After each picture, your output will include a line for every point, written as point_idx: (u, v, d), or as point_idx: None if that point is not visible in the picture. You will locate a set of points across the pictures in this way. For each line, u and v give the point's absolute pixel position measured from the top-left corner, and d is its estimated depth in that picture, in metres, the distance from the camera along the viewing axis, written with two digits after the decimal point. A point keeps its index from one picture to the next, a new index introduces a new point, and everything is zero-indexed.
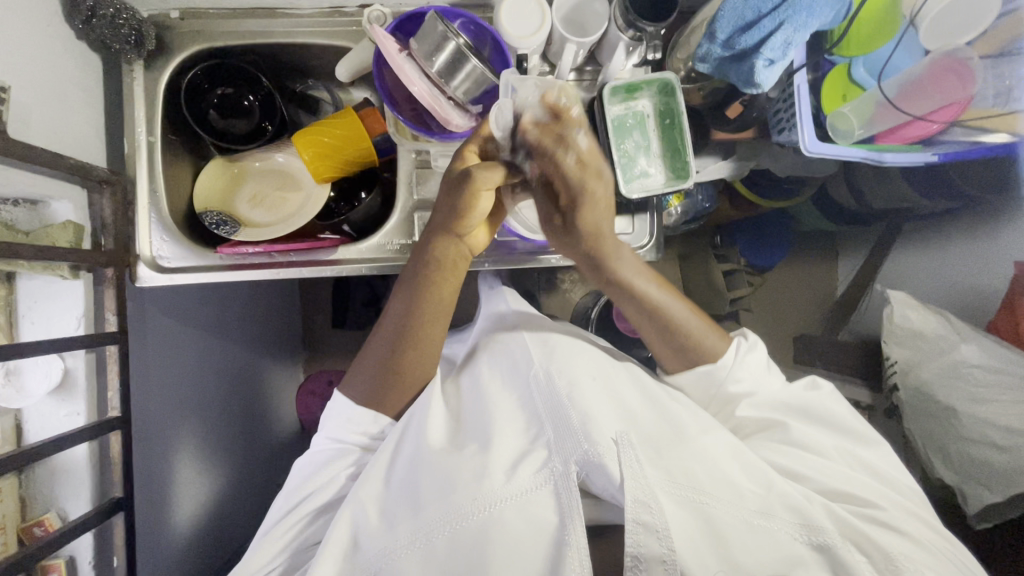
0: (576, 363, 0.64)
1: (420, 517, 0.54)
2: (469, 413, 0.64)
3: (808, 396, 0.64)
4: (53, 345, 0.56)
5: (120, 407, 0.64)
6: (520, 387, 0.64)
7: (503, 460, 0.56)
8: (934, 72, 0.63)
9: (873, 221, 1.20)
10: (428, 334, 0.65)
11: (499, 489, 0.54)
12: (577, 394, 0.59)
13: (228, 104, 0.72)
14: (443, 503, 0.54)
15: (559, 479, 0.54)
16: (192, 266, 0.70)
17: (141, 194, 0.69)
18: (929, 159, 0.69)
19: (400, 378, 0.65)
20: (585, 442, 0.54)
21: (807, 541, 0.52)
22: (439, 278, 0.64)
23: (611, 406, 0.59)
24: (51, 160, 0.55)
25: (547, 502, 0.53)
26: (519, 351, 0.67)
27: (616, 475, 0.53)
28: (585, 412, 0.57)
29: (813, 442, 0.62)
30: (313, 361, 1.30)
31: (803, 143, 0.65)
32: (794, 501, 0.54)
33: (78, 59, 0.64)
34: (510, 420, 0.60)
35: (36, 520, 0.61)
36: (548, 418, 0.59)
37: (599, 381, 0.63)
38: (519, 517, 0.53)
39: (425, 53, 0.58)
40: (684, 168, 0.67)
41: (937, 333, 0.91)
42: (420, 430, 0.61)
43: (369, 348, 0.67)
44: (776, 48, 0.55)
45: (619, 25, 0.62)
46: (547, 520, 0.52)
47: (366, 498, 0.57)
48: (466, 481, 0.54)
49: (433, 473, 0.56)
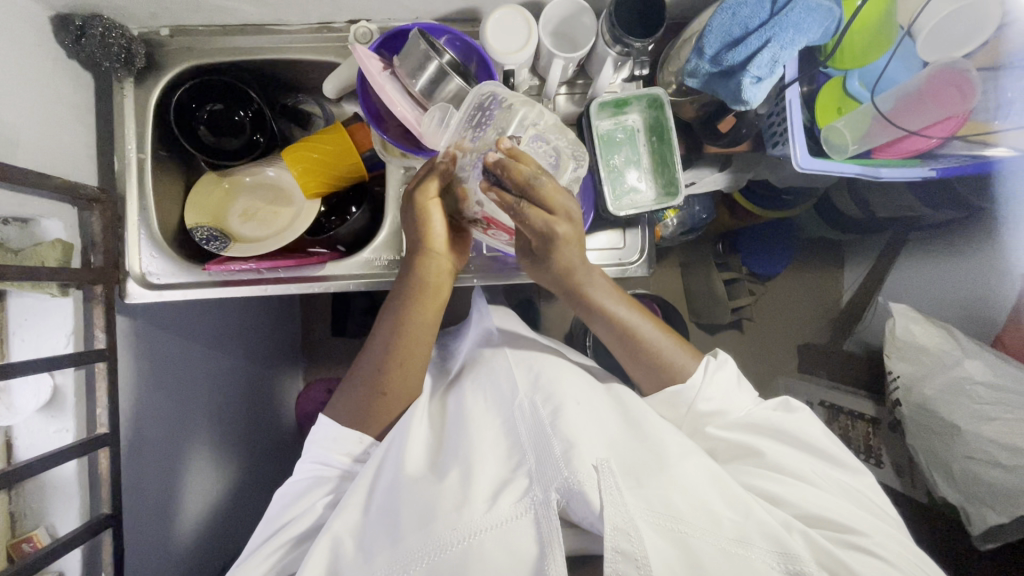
0: (560, 387, 0.64)
1: (398, 547, 0.52)
2: (450, 439, 0.64)
3: (780, 419, 0.63)
4: (40, 364, 0.56)
5: (108, 423, 0.65)
6: (504, 412, 0.64)
7: (484, 490, 0.55)
8: (934, 84, 0.61)
9: (878, 230, 1.18)
10: (412, 354, 0.66)
11: (478, 520, 0.52)
12: (560, 419, 0.59)
13: (219, 121, 0.73)
14: (422, 533, 0.52)
15: (539, 508, 0.51)
16: (180, 282, 0.70)
17: (132, 210, 0.69)
18: (928, 173, 0.66)
19: (379, 407, 0.66)
20: (564, 469, 0.53)
21: (784, 571, 0.49)
22: (424, 296, 0.65)
23: (596, 431, 0.59)
24: (37, 180, 0.56)
25: (526, 531, 0.50)
26: (505, 376, 0.68)
27: (596, 502, 0.50)
28: (567, 440, 0.56)
29: (788, 465, 0.60)
30: (313, 369, 1.31)
31: (796, 159, 0.64)
32: (771, 530, 0.51)
33: (68, 78, 0.64)
34: (493, 447, 0.60)
35: (24, 536, 0.62)
36: (530, 447, 0.58)
37: (584, 407, 0.62)
38: (499, 547, 0.50)
39: (407, 72, 0.58)
40: (673, 183, 0.66)
41: (941, 348, 0.89)
42: (398, 458, 0.61)
43: (353, 378, 0.68)
44: (763, 66, 0.53)
45: (606, 40, 0.61)
46: (528, 550, 0.49)
47: (343, 529, 0.57)
48: (448, 511, 0.53)
49: (412, 502, 0.55)
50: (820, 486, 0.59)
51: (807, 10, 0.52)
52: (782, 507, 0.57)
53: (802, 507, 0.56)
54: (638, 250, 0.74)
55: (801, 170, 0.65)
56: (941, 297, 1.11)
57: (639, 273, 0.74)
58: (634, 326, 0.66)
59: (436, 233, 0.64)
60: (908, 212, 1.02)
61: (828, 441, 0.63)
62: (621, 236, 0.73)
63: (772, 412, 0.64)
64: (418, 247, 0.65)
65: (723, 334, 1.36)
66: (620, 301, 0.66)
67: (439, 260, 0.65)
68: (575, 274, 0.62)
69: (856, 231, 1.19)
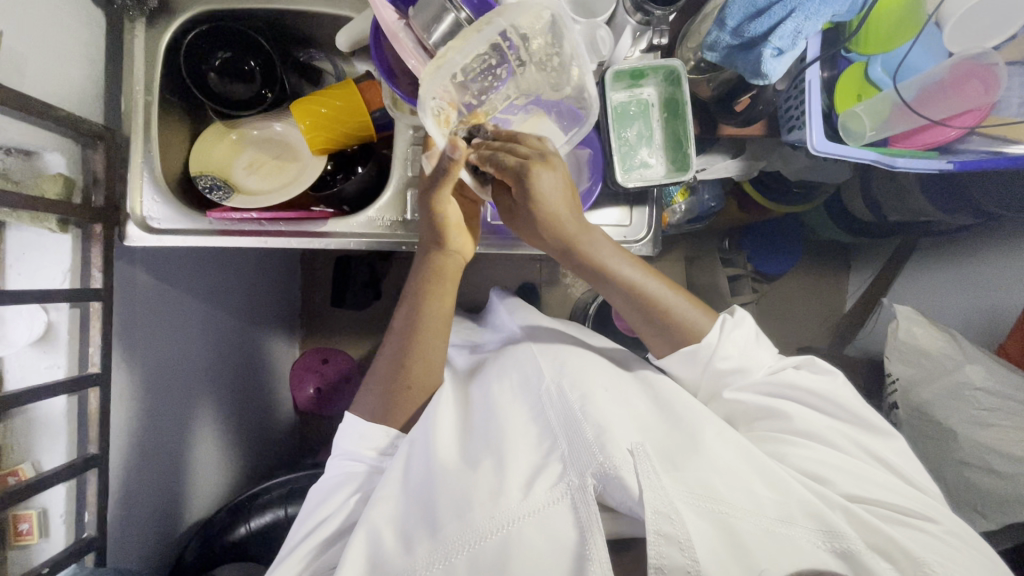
0: (589, 376, 0.64)
1: (437, 537, 0.52)
2: (477, 422, 0.63)
3: (817, 382, 0.63)
4: (34, 295, 0.56)
5: (100, 363, 0.64)
6: (532, 400, 0.63)
7: (518, 477, 0.55)
8: (957, 75, 0.61)
9: (888, 233, 1.17)
10: (432, 347, 0.67)
11: (515, 507, 0.52)
12: (591, 407, 0.59)
13: (228, 69, 0.71)
14: (461, 522, 0.52)
15: (576, 492, 0.52)
16: (180, 228, 0.68)
17: (135, 153, 0.68)
18: (943, 166, 0.64)
19: (399, 402, 0.66)
20: (598, 454, 0.53)
21: (831, 549, 0.51)
22: (438, 293, 0.67)
23: (627, 420, 0.59)
24: (41, 110, 0.55)
25: (565, 516, 0.51)
26: (531, 364, 0.68)
27: (634, 487, 0.50)
28: (599, 426, 0.56)
29: (817, 432, 0.61)
30: (311, 337, 1.31)
31: (810, 142, 0.62)
32: (814, 508, 0.52)
33: (78, 11, 0.63)
34: (522, 434, 0.59)
35: (10, 470, 0.61)
36: (561, 432, 0.58)
37: (610, 393, 0.63)
38: (540, 532, 0.51)
39: (422, 25, 0.56)
40: (685, 160, 0.65)
41: (942, 351, 0.86)
42: (429, 440, 0.60)
43: (374, 370, 0.68)
44: (785, 37, 0.53)
45: (626, 7, 0.60)
46: (566, 534, 0.50)
47: (377, 519, 0.56)
48: (483, 500, 0.53)
49: (446, 491, 0.55)
50: (845, 450, 0.60)
51: None
52: (829, 485, 0.57)
53: (844, 484, 0.57)
54: (644, 228, 0.72)
55: (815, 154, 0.63)
56: (948, 304, 1.10)
57: (645, 251, 0.73)
58: (642, 285, 0.64)
59: (450, 232, 0.66)
60: (921, 215, 1.01)
61: (863, 406, 0.62)
62: (628, 213, 0.72)
63: (791, 371, 0.64)
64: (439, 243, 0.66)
65: None
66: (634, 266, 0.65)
67: (458, 255, 0.67)
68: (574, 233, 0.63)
69: (866, 233, 1.18)
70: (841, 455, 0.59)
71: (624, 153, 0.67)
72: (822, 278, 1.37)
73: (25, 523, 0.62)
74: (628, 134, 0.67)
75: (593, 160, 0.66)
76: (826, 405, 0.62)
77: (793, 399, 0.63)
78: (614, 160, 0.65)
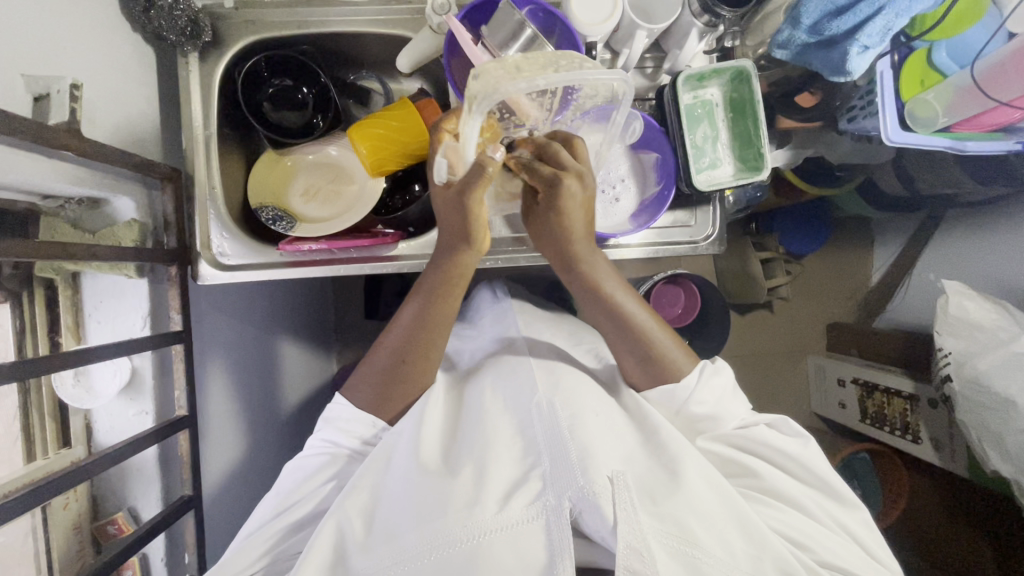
0: (581, 397, 0.60)
1: (404, 543, 0.51)
2: (463, 437, 0.61)
3: (795, 449, 0.62)
4: (128, 346, 0.55)
5: (187, 405, 0.63)
6: (522, 415, 0.59)
7: (497, 489, 0.52)
8: (1019, 56, 0.59)
9: (917, 207, 1.18)
10: (426, 349, 0.65)
11: (488, 520, 0.50)
12: (579, 430, 0.55)
13: (284, 97, 0.70)
14: (431, 524, 0.51)
15: (550, 515, 0.49)
16: (252, 263, 0.67)
17: (200, 190, 0.66)
18: (1012, 146, 0.66)
19: (387, 394, 0.65)
20: (580, 477, 0.50)
21: None
22: (451, 290, 0.63)
23: (612, 446, 0.55)
24: (120, 158, 0.54)
25: (537, 536, 0.49)
26: (525, 380, 0.63)
27: (609, 516, 0.48)
28: (585, 447, 0.52)
29: (789, 493, 0.60)
30: (348, 352, 1.30)
31: (885, 133, 0.63)
32: (785, 566, 0.51)
33: (131, 52, 0.62)
34: (507, 448, 0.56)
35: (109, 518, 0.63)
36: (546, 449, 0.54)
37: (601, 418, 0.59)
38: (508, 552, 0.48)
39: (499, 44, 0.56)
40: (758, 159, 0.65)
41: (997, 324, 0.89)
42: (411, 447, 0.59)
43: (375, 356, 0.66)
44: (874, 34, 0.53)
45: (693, 10, 0.60)
46: (536, 555, 0.48)
47: (351, 509, 0.56)
48: (458, 506, 0.51)
49: (421, 497, 0.53)
50: (812, 514, 0.59)
51: None
52: (805, 552, 0.56)
53: (811, 546, 0.56)
54: (709, 226, 0.73)
55: (890, 144, 0.64)
56: (983, 274, 1.11)
57: (712, 250, 0.73)
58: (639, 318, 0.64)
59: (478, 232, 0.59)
60: (956, 188, 1.02)
61: (836, 476, 0.62)
62: (691, 214, 0.73)
63: (763, 429, 0.64)
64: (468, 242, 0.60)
65: (754, 314, 1.39)
66: (633, 301, 0.64)
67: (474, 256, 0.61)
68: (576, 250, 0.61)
69: (896, 208, 1.19)
70: (804, 516, 0.59)
71: (693, 155, 0.66)
72: (849, 253, 1.38)
73: (128, 570, 0.63)
74: (696, 137, 0.67)
75: (663, 165, 0.66)
76: (795, 468, 0.62)
77: (762, 455, 0.63)
78: (687, 164, 0.64)
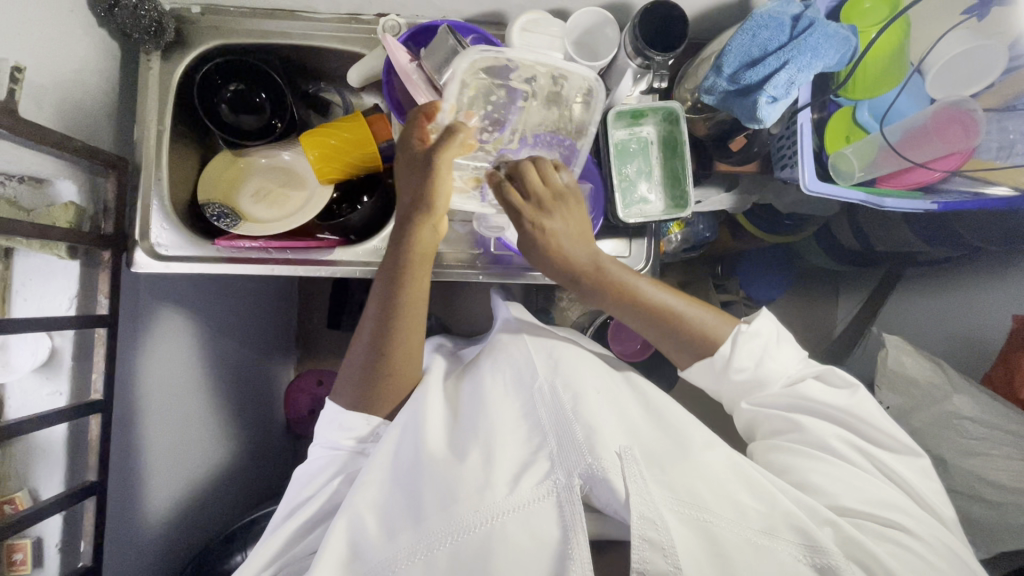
0: (581, 376, 0.62)
1: (421, 528, 0.52)
2: (466, 417, 0.61)
3: (839, 398, 0.62)
4: (42, 324, 0.56)
5: (103, 390, 0.64)
6: (524, 396, 0.61)
7: (505, 471, 0.54)
8: (939, 121, 0.63)
9: (875, 263, 1.21)
10: (409, 334, 0.63)
11: (500, 502, 0.51)
12: (582, 408, 0.58)
13: (240, 101, 0.74)
14: (444, 514, 0.52)
15: (562, 492, 0.51)
16: (189, 255, 0.69)
17: (146, 181, 0.69)
18: (929, 207, 0.68)
19: (375, 390, 0.63)
20: (588, 455, 0.52)
21: (810, 563, 0.50)
22: (415, 272, 0.62)
23: (615, 422, 0.58)
24: (59, 142, 0.57)
25: (549, 515, 0.50)
26: (523, 359, 0.65)
27: (621, 491, 0.51)
28: (589, 427, 0.55)
29: (837, 447, 0.61)
30: (307, 359, 1.30)
31: (803, 182, 0.66)
32: (795, 518, 0.52)
33: (94, 44, 0.65)
34: (511, 431, 0.58)
35: (6, 497, 0.61)
36: (552, 431, 0.56)
37: (602, 395, 0.61)
38: (521, 529, 0.50)
39: (433, 66, 0.61)
40: (683, 198, 0.68)
41: (930, 381, 0.89)
42: (418, 433, 0.59)
43: (352, 355, 0.65)
44: (780, 86, 0.56)
45: (629, 52, 0.62)
46: (550, 533, 0.50)
47: (361, 506, 0.55)
48: (468, 492, 0.52)
49: (433, 482, 0.54)
50: (852, 461, 0.60)
51: (825, 35, 0.55)
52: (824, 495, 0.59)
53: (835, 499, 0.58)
54: (643, 260, 0.74)
55: (808, 194, 0.66)
56: (933, 333, 1.12)
57: None
58: (670, 307, 0.64)
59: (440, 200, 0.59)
60: (907, 247, 1.05)
61: (886, 424, 0.62)
62: (627, 245, 0.74)
63: (810, 383, 0.63)
64: (428, 212, 0.59)
65: None
66: (664, 292, 0.64)
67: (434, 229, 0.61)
68: (605, 271, 0.62)
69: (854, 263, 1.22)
70: (846, 466, 0.60)
71: (624, 189, 0.69)
72: (813, 303, 1.39)
73: (18, 554, 0.61)
74: (628, 171, 0.69)
75: (594, 196, 0.69)
76: (837, 420, 0.62)
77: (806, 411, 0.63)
78: (615, 197, 0.67)
